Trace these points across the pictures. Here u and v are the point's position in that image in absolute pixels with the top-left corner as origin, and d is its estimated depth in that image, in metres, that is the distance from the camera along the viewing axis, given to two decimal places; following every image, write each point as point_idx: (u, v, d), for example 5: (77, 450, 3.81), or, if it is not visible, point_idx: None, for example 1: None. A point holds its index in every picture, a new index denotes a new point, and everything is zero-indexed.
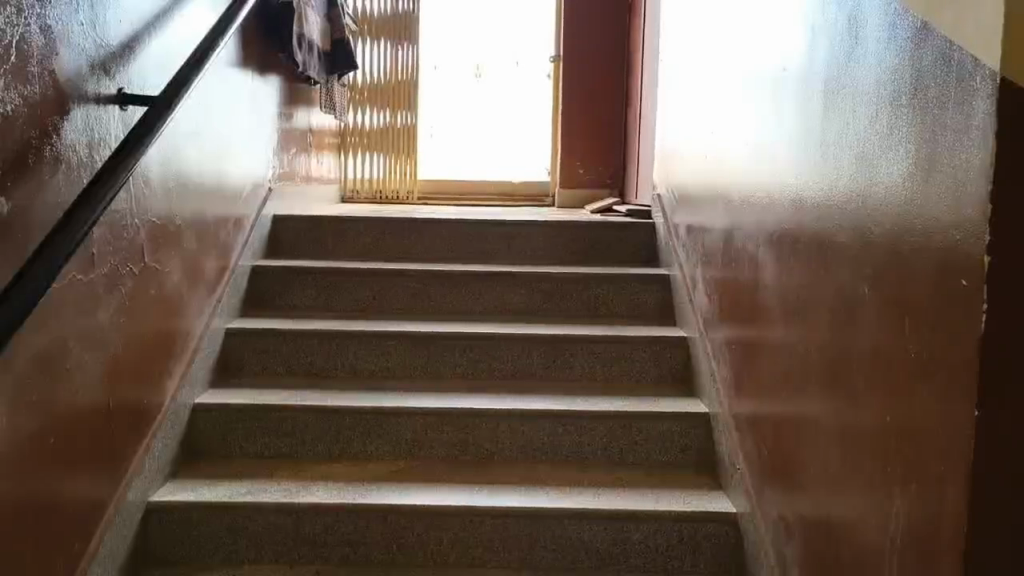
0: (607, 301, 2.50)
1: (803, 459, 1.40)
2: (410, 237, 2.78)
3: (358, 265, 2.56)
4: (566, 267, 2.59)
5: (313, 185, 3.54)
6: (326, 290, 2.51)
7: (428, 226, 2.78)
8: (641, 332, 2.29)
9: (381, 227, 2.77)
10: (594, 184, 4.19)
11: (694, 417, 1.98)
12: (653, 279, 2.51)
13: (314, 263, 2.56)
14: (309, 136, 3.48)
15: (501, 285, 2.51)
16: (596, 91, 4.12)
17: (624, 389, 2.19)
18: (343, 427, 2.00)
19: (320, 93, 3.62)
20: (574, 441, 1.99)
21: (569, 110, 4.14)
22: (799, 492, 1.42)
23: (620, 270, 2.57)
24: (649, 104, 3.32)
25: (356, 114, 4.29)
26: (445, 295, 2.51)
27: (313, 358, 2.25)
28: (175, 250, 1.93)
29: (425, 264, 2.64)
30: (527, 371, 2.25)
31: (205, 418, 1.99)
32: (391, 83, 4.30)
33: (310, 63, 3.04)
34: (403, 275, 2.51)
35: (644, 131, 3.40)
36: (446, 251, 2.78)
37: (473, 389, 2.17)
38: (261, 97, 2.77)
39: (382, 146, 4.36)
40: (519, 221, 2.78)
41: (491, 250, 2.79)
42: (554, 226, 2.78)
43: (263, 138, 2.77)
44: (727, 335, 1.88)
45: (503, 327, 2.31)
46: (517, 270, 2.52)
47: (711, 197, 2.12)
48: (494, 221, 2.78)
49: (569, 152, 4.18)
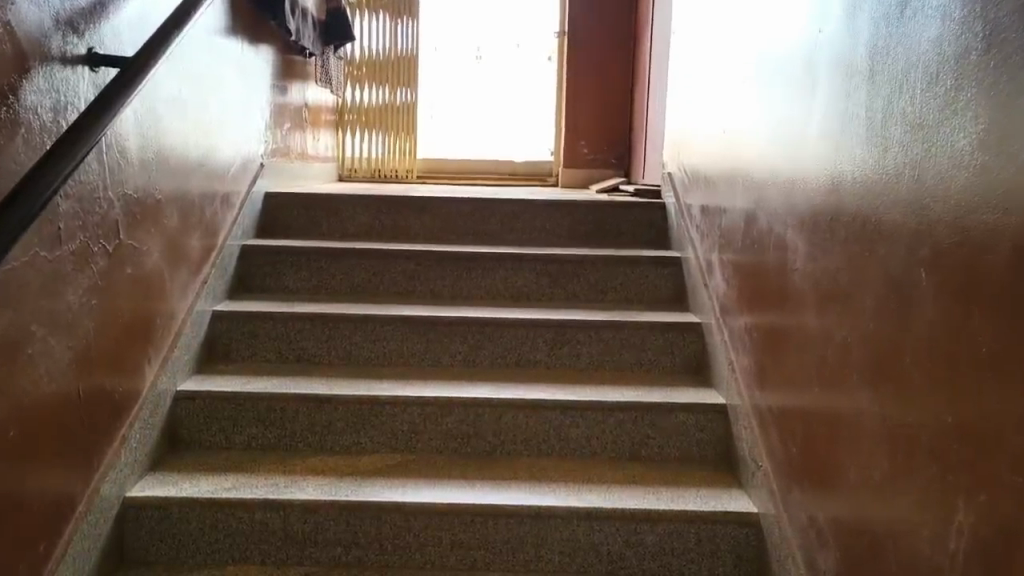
0: (618, 285, 2.37)
1: (841, 460, 1.27)
2: (408, 216, 2.64)
3: (353, 244, 2.43)
4: (573, 250, 2.46)
5: (308, 163, 3.40)
6: (319, 272, 2.38)
7: (427, 205, 2.64)
8: (653, 317, 2.16)
9: (377, 206, 2.63)
10: (599, 164, 4.04)
11: (711, 410, 1.86)
12: (664, 262, 2.38)
13: (306, 243, 2.42)
14: (304, 112, 3.33)
15: (505, 268, 2.37)
16: (602, 67, 3.97)
17: (635, 378, 2.06)
18: (335, 418, 1.87)
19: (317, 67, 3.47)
20: (583, 434, 1.87)
21: (573, 86, 3.99)
22: (836, 496, 1.29)
23: (630, 252, 2.43)
24: (659, 78, 3.17)
25: (355, 90, 4.12)
26: (444, 278, 2.38)
27: (305, 344, 2.12)
28: (154, 228, 1.80)
29: (424, 244, 2.50)
30: (532, 359, 2.12)
31: (188, 408, 1.86)
32: (391, 59, 4.14)
33: (302, 30, 2.87)
34: (402, 256, 2.37)
35: (653, 107, 3.25)
36: (446, 232, 2.64)
37: (474, 377, 2.03)
38: (252, 68, 2.61)
39: (381, 124, 4.19)
40: (523, 200, 2.64)
41: (494, 230, 2.65)
42: (560, 206, 2.65)
43: (253, 111, 2.63)
44: (751, 323, 1.75)
45: (506, 312, 2.17)
46: (521, 252, 2.38)
47: (730, 174, 1.98)
48: (497, 201, 2.64)
49: (573, 130, 4.03)
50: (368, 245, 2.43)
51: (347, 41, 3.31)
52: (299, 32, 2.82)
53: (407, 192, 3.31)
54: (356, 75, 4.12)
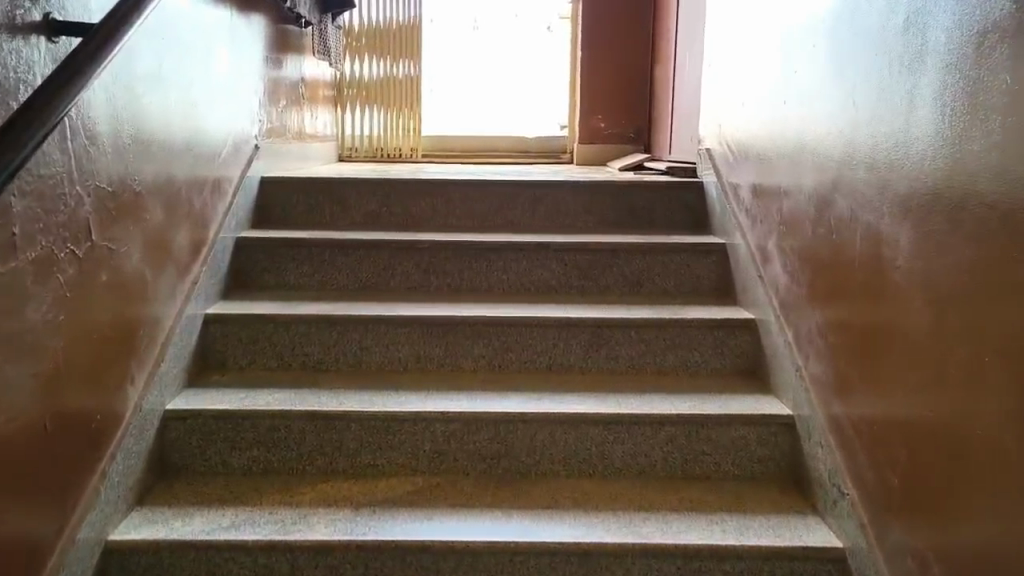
0: (655, 275, 2.14)
1: (972, 490, 1.09)
2: (420, 202, 2.40)
3: (361, 234, 2.19)
4: (604, 236, 2.22)
5: (307, 143, 3.14)
6: (324, 266, 2.14)
7: (440, 189, 2.39)
8: (700, 313, 1.92)
9: (386, 191, 2.39)
10: (617, 138, 3.78)
11: (776, 422, 1.63)
12: (707, 250, 2.14)
13: (307, 234, 2.18)
14: (301, 88, 3.07)
15: (530, 258, 2.14)
16: (618, 34, 3.69)
17: (681, 382, 1.84)
18: (349, 436, 1.65)
19: (315, 39, 3.20)
20: (629, 451, 1.65)
21: (587, 55, 3.71)
22: (964, 532, 1.11)
23: (668, 239, 2.19)
24: (687, 45, 2.91)
25: (354, 64, 3.76)
26: (463, 270, 2.14)
27: (311, 349, 1.89)
28: (134, 223, 1.56)
29: (439, 233, 2.26)
30: (565, 362, 1.89)
31: (179, 428, 1.64)
32: (393, 29, 3.80)
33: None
34: (415, 247, 2.13)
35: (681, 76, 3.00)
36: (462, 218, 2.40)
37: (501, 385, 1.81)
38: (241, 38, 2.34)
39: (382, 99, 3.85)
40: (545, 181, 2.40)
41: (514, 216, 2.41)
42: (585, 187, 2.40)
43: (246, 87, 2.37)
44: (827, 323, 1.53)
45: (534, 309, 1.94)
46: (548, 240, 2.15)
47: (790, 150, 1.74)
48: (517, 182, 2.40)
49: (589, 102, 3.76)
50: (377, 235, 2.19)
51: (345, 9, 3.04)
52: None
53: (415, 173, 3.06)
54: (355, 48, 3.76)
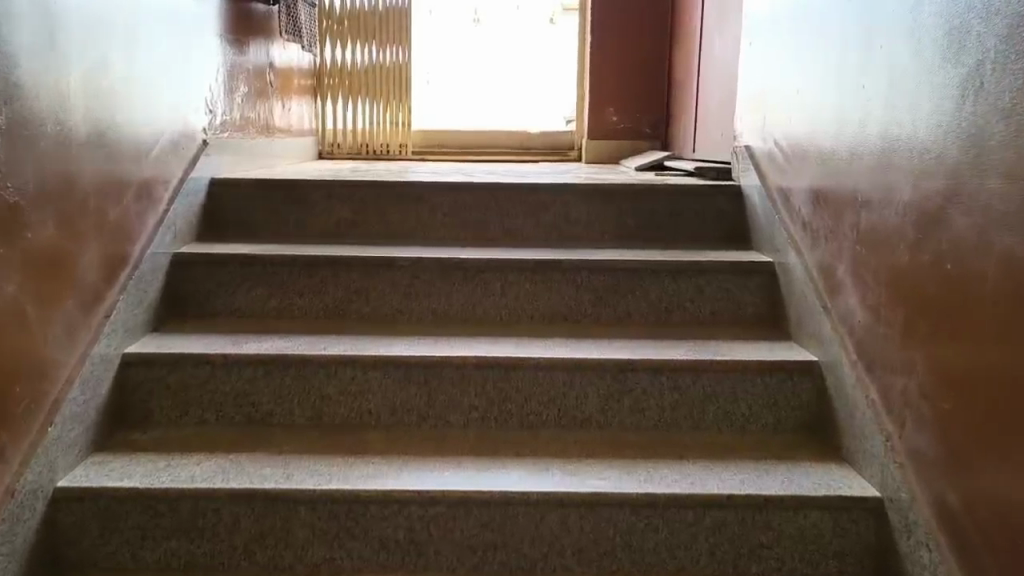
0: (688, 301, 1.76)
1: None
2: (404, 209, 2.01)
3: (329, 249, 1.80)
4: (624, 252, 1.83)
5: (277, 139, 2.75)
6: (282, 289, 1.75)
7: (427, 193, 2.01)
8: (748, 353, 1.53)
9: (363, 196, 2.01)
10: (630, 134, 3.39)
11: (856, 508, 1.25)
12: (750, 270, 1.75)
13: (263, 249, 1.80)
14: (270, 75, 2.68)
15: (534, 279, 1.75)
16: (632, 17, 3.30)
17: (726, 444, 1.45)
18: (298, 523, 1.26)
19: (287, 19, 2.80)
20: (663, 542, 1.27)
21: (597, 39, 3.32)
22: None
23: (702, 256, 1.80)
24: (716, 26, 2.52)
25: (335, 49, 3.33)
26: (453, 293, 1.75)
27: (259, 401, 1.50)
28: (6, 245, 1.17)
29: (424, 247, 1.87)
30: (578, 416, 1.50)
31: (76, 512, 1.26)
32: (377, 11, 3.35)
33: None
34: (393, 266, 1.74)
35: (709, 63, 2.61)
36: (453, 229, 2.02)
37: (498, 448, 1.42)
38: (186, 13, 1.94)
39: (369, 89, 3.40)
40: (552, 184, 2.02)
41: (515, 226, 2.02)
42: (600, 192, 2.02)
43: (191, 71, 1.97)
44: (935, 382, 1.14)
45: (540, 347, 1.56)
46: (555, 257, 1.76)
47: (872, 149, 1.34)
48: (518, 186, 2.02)
49: (597, 92, 3.36)
50: (349, 249, 1.81)
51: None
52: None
53: (402, 174, 2.67)
54: (337, 31, 3.33)
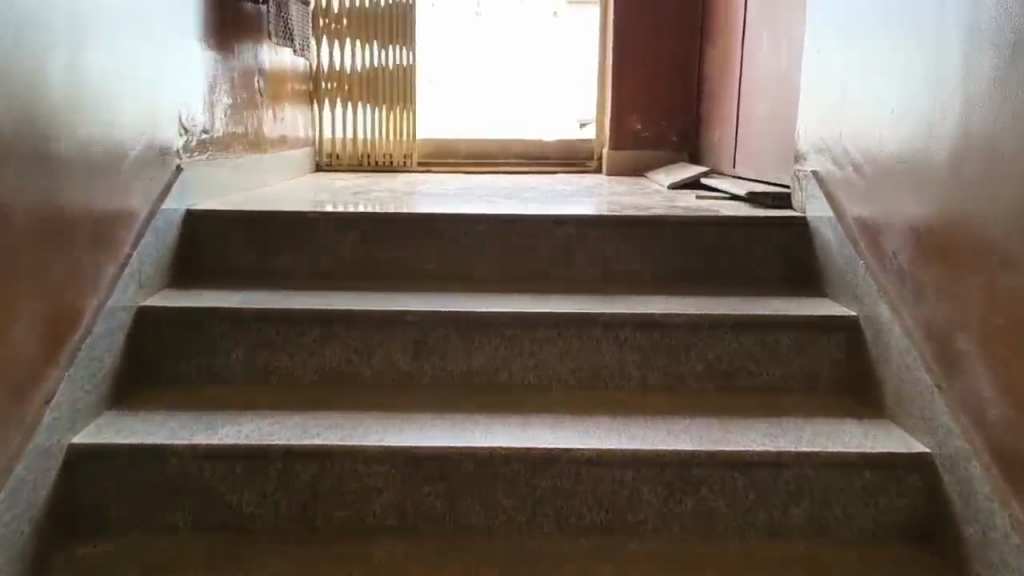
0: (751, 361, 1.48)
1: None
2: (412, 246, 1.73)
3: (327, 299, 1.53)
4: (673, 301, 1.56)
5: (266, 153, 2.46)
6: (268, 349, 1.46)
7: (439, 227, 1.72)
8: (836, 437, 1.26)
9: (364, 230, 1.72)
10: (655, 143, 3.10)
11: None
12: (827, 327, 1.47)
13: (249, 298, 1.53)
14: (259, 83, 2.39)
15: (570, 337, 1.47)
16: (659, 16, 3.00)
17: (819, 558, 1.18)
18: None
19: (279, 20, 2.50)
20: None
21: (621, 40, 3.02)
22: None
23: (768, 306, 1.53)
24: (763, 28, 2.22)
25: (333, 50, 3.02)
26: (472, 353, 1.48)
27: (240, 500, 1.22)
28: None
29: (438, 294, 1.59)
30: (629, 516, 1.24)
31: None
32: (377, 9, 3.04)
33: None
34: (402, 322, 1.46)
35: (753, 70, 2.32)
36: (470, 268, 1.73)
37: (534, 568, 1.14)
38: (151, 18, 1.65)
39: (370, 95, 3.10)
40: (585, 216, 1.72)
41: (542, 264, 1.74)
42: (641, 225, 1.72)
43: (158, 86, 1.67)
44: None
45: (583, 430, 1.28)
46: (593, 309, 1.48)
47: (1012, 198, 1.05)
48: (545, 218, 1.73)
49: (620, 98, 3.07)
50: (349, 299, 1.53)
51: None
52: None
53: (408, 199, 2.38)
54: (334, 31, 3.02)
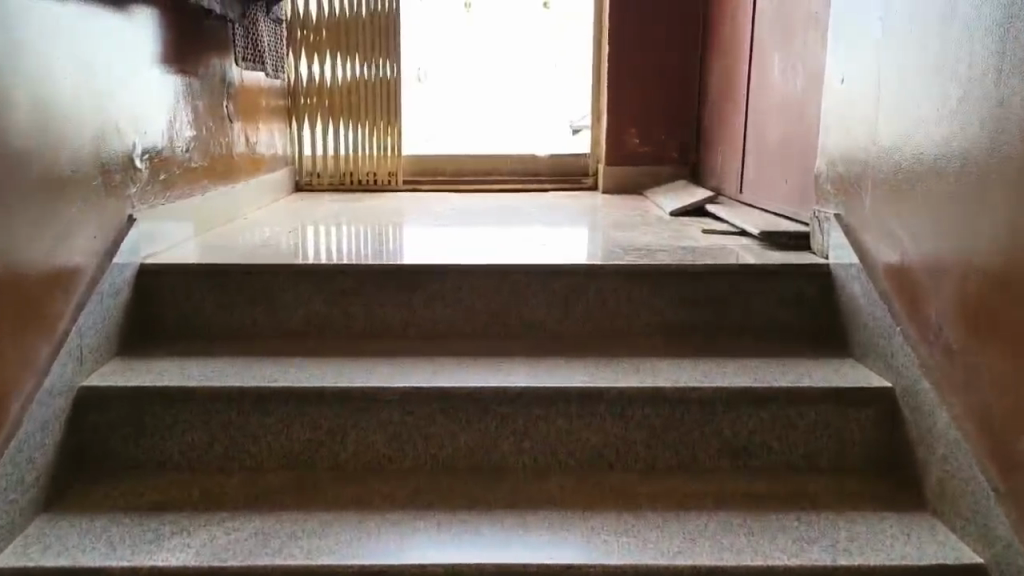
0: (770, 438, 1.33)
1: None
2: (393, 301, 1.56)
3: (298, 371, 1.37)
4: (683, 367, 1.40)
5: (238, 182, 2.29)
6: (230, 432, 1.31)
7: (423, 280, 1.55)
8: (874, 542, 1.11)
9: (339, 285, 1.55)
10: (656, 159, 2.93)
11: None
12: (855, 400, 1.32)
13: (208, 371, 1.37)
14: (228, 109, 2.21)
15: (569, 414, 1.32)
16: (659, 26, 2.83)
17: None
18: None
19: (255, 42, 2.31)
20: None
21: (619, 51, 2.85)
22: None
23: (789, 373, 1.37)
24: (775, 47, 2.06)
25: (311, 64, 2.85)
26: (460, 433, 1.32)
27: None
28: None
29: (422, 361, 1.43)
30: None
31: None
32: (359, 19, 2.85)
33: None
34: (381, 400, 1.30)
35: (763, 90, 2.15)
36: (457, 325, 1.57)
37: None
38: (94, 58, 1.47)
39: (352, 110, 2.92)
40: (585, 266, 1.56)
41: (538, 319, 1.57)
42: (645, 276, 1.56)
43: (105, 133, 1.50)
44: None
45: (586, 536, 1.12)
46: (595, 383, 1.32)
47: None
48: (540, 269, 1.56)
49: (618, 112, 2.90)
50: (323, 371, 1.37)
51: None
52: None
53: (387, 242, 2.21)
54: (312, 43, 2.84)
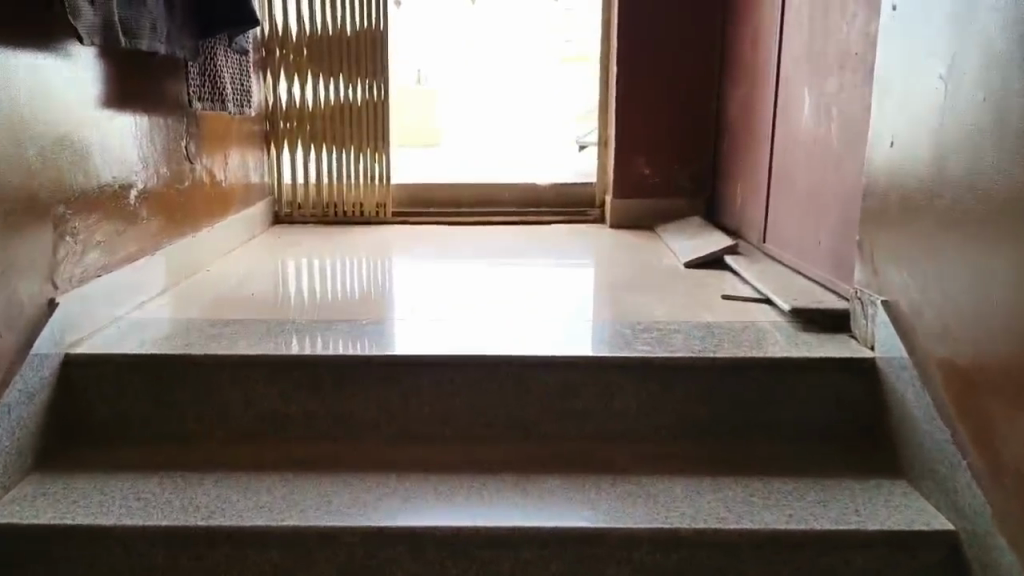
0: None
1: None
2: (362, 398, 1.34)
3: (242, 497, 1.15)
4: (700, 492, 1.18)
5: (202, 226, 2.07)
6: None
7: (396, 374, 1.33)
8: None
9: (299, 380, 1.33)
10: (668, 190, 2.71)
11: None
12: (910, 545, 1.09)
13: (136, 496, 1.15)
14: (190, 146, 1.99)
15: (564, 557, 1.09)
16: (671, 49, 2.61)
17: None
18: None
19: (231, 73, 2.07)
20: None
21: (628, 76, 2.64)
22: None
23: (829, 503, 1.14)
24: (805, 84, 1.82)
25: (291, 85, 2.63)
26: None
27: None
28: None
29: (392, 480, 1.21)
30: None
31: None
32: (342, 36, 2.62)
33: (163, 28, 1.49)
34: (338, 542, 1.08)
35: (790, 130, 1.92)
36: (436, 425, 1.35)
37: None
38: (22, 124, 1.26)
39: (336, 135, 2.68)
40: (585, 358, 1.33)
41: (530, 418, 1.35)
42: (655, 371, 1.33)
43: (33, 206, 1.28)
44: None
45: None
46: (594, 519, 1.10)
47: None
48: (532, 360, 1.33)
49: (628, 141, 2.68)
50: (270, 498, 1.15)
51: (246, 29, 1.74)
52: (154, 26, 1.44)
53: (365, 291, 1.97)
54: (290, 62, 2.62)
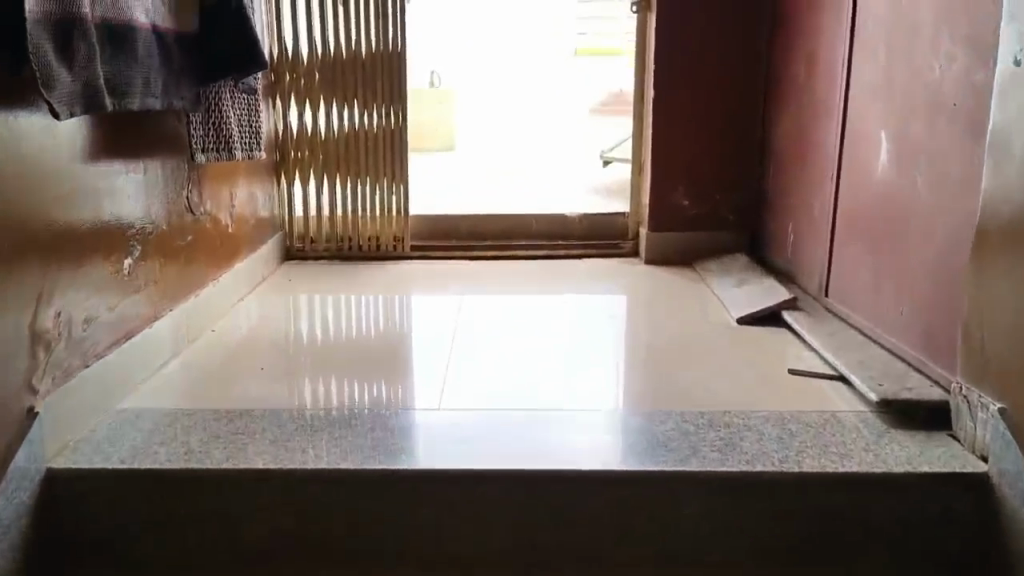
0: None
1: None
2: (391, 518, 1.16)
3: None
4: None
5: (208, 277, 1.89)
6: None
7: (430, 493, 1.14)
8: None
9: (319, 499, 1.15)
10: (709, 223, 2.51)
11: None
12: None
13: None
14: (193, 195, 1.80)
15: None
16: (714, 72, 2.41)
17: None
18: None
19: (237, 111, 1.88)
20: None
21: (666, 101, 2.43)
22: None
23: None
24: (881, 129, 1.62)
25: (301, 112, 2.44)
26: None
27: None
28: None
29: None
30: None
31: None
32: (355, 59, 2.42)
33: (159, 80, 1.30)
34: None
35: (860, 177, 1.72)
36: (476, 546, 1.17)
37: None
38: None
39: (349, 165, 2.49)
40: (649, 474, 1.15)
41: (585, 540, 1.17)
42: (731, 488, 1.15)
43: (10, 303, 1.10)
44: None
45: None
46: None
47: None
48: (589, 478, 1.15)
49: (666, 170, 2.48)
50: None
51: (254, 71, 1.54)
52: (148, 81, 1.25)
53: (387, 343, 1.78)
54: (300, 89, 2.43)
